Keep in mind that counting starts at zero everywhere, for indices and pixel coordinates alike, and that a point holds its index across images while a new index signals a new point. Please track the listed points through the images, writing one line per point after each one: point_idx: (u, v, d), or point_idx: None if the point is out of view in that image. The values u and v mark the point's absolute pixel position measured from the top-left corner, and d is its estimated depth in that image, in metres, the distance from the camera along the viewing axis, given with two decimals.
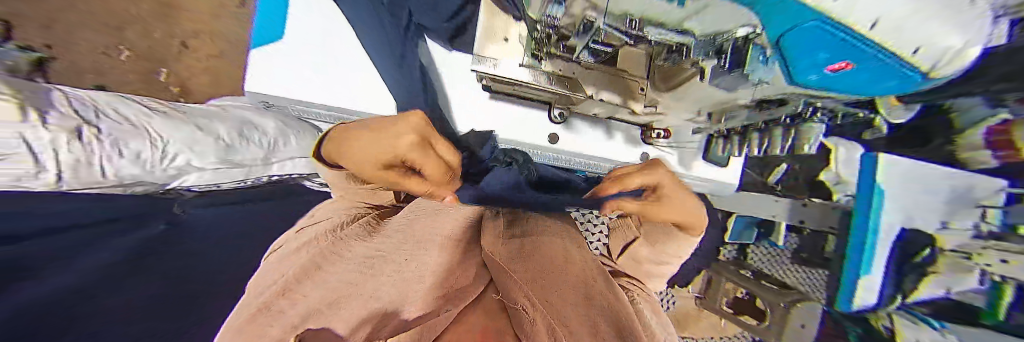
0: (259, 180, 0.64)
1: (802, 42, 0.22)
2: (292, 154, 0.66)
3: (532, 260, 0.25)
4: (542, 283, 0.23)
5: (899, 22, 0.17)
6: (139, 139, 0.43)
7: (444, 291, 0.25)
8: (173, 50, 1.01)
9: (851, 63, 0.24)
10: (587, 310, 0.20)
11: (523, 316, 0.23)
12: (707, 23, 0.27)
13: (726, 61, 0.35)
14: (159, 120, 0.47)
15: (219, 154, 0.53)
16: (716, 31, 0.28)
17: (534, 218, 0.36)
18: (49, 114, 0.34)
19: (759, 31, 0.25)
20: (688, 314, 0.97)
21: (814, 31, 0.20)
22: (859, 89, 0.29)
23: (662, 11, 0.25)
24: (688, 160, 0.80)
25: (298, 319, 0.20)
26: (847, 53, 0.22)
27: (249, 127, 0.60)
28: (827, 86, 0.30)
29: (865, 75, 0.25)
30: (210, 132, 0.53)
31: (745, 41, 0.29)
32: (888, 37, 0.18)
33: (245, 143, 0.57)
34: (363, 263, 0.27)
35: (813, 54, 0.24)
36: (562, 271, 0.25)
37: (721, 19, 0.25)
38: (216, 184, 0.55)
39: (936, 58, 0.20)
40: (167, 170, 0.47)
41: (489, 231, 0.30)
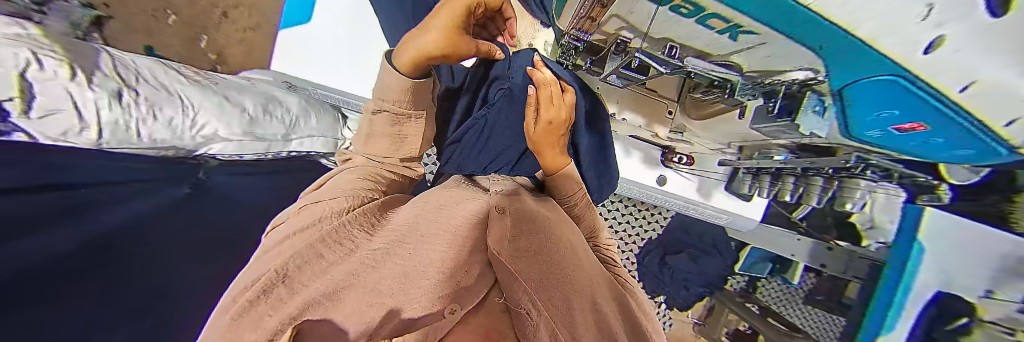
0: (279, 155, 0.67)
1: (872, 95, 0.23)
2: (310, 132, 0.70)
3: (541, 271, 0.31)
4: (551, 294, 0.29)
5: (999, 92, 0.16)
6: (172, 107, 0.46)
7: (447, 291, 0.24)
8: (214, 19, 1.05)
9: (925, 125, 0.23)
10: (593, 316, 0.29)
11: (527, 324, 0.24)
12: (758, 58, 0.28)
13: (777, 105, 0.37)
14: (191, 90, 0.51)
15: (243, 127, 0.55)
16: (766, 70, 0.30)
17: (543, 217, 0.39)
18: (94, 77, 0.37)
19: (820, 79, 0.26)
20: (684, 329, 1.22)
21: (889, 85, 0.20)
22: (929, 150, 0.27)
23: (704, 43, 0.28)
24: (709, 189, 0.75)
25: (298, 308, 0.18)
26: (923, 118, 0.22)
27: (274, 104, 0.64)
28: (887, 143, 0.29)
29: (939, 140, 0.24)
30: (237, 104, 0.56)
31: (802, 87, 0.31)
32: (979, 103, 0.18)
33: (267, 119, 0.60)
34: (367, 255, 0.27)
35: (874, 113, 0.25)
36: (567, 287, 0.31)
37: (780, 60, 0.26)
38: (240, 155, 0.57)
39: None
40: (196, 138, 0.49)
41: (495, 234, 0.31)
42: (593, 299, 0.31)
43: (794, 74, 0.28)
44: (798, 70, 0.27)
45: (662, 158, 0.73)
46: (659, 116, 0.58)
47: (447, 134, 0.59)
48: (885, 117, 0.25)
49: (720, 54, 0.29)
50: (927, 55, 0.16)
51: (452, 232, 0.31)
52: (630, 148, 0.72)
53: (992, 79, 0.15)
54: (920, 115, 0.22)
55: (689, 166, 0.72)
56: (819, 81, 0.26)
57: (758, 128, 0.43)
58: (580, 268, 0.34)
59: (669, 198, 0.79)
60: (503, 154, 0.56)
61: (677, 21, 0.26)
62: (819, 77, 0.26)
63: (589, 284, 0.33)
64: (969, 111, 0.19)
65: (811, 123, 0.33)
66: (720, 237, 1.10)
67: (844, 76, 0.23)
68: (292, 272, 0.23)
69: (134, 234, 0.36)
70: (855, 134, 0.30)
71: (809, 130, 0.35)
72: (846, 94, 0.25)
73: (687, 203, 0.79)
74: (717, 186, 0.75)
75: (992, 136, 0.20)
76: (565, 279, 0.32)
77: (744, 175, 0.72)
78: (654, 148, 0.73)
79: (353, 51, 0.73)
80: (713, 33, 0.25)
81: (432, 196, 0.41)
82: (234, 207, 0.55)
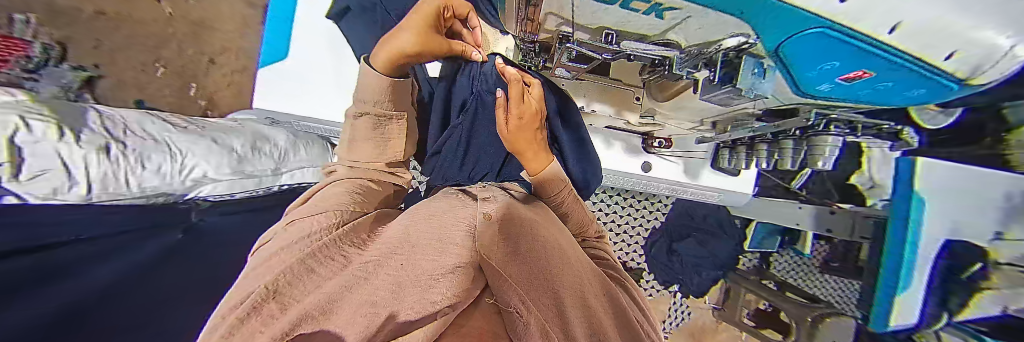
0: (271, 190, 0.67)
1: (808, 53, 0.24)
2: (300, 163, 0.71)
3: (533, 271, 0.30)
4: (542, 293, 0.27)
5: (925, 26, 0.17)
6: (160, 153, 0.48)
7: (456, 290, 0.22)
8: (201, 65, 1.08)
9: (871, 72, 0.23)
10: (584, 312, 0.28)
11: (517, 320, 0.22)
12: (690, 34, 0.29)
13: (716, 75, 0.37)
14: (177, 135, 0.52)
15: (230, 165, 0.56)
16: (705, 42, 0.31)
17: (533, 221, 0.39)
18: (81, 134, 0.39)
19: (753, 43, 0.27)
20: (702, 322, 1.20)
21: (815, 38, 0.21)
22: (884, 98, 0.28)
23: (644, 26, 0.29)
24: (695, 170, 0.75)
25: (288, 324, 0.17)
26: (864, 64, 0.22)
27: (262, 140, 0.65)
28: (842, 96, 0.30)
29: (889, 83, 0.25)
30: (223, 144, 0.57)
31: (738, 52, 0.31)
32: (913, 41, 0.18)
33: (255, 155, 0.61)
34: (356, 268, 0.27)
35: (818, 66, 0.25)
36: (556, 284, 0.30)
37: (710, 31, 0.27)
38: (230, 194, 0.58)
39: (969, 67, 0.19)
40: (185, 182, 0.50)
41: (486, 234, 0.30)
42: (584, 300, 0.31)
43: (728, 42, 0.28)
44: (731, 37, 0.27)
45: (643, 144, 0.74)
46: (626, 102, 0.59)
47: (428, 145, 0.59)
48: (829, 70, 0.25)
49: (656, 34, 0.31)
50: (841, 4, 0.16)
51: (440, 239, 0.30)
52: (611, 139, 0.73)
53: (915, 16, 0.16)
54: (859, 64, 0.22)
55: (670, 149, 0.73)
56: (751, 45, 0.27)
57: (710, 96, 0.43)
58: (569, 267, 0.34)
59: (658, 184, 0.79)
60: (483, 159, 0.56)
61: (602, 10, 0.27)
62: (751, 41, 0.26)
63: (579, 283, 0.33)
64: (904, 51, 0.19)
65: (750, 89, 0.33)
66: (722, 217, 1.09)
67: (774, 42, 0.23)
68: (281, 289, 0.23)
69: (83, 311, 0.35)
70: (810, 91, 0.31)
71: (752, 93, 0.35)
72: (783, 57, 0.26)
73: (676, 185, 0.79)
74: (704, 165, 0.76)
75: (930, 71, 0.21)
76: (555, 278, 0.31)
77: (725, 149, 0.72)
78: (635, 136, 0.74)
79: (334, 81, 0.76)
80: (640, 15, 0.26)
81: (424, 207, 0.41)
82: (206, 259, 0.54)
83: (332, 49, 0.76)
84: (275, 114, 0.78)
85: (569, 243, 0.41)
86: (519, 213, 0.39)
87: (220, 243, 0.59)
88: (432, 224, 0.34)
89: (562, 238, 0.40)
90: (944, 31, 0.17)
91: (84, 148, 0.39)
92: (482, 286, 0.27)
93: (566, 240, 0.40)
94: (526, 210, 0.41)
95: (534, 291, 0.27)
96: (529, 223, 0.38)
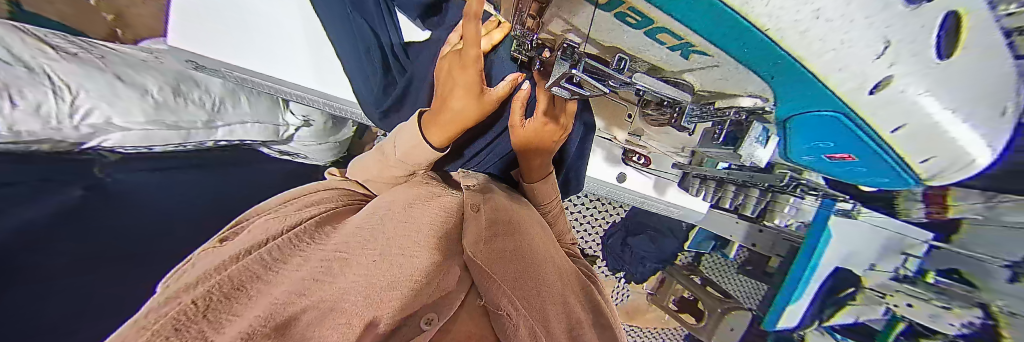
0: (203, 144, 0.59)
1: (806, 125, 0.25)
2: (242, 117, 0.61)
3: (517, 269, 0.31)
4: (524, 290, 0.30)
5: (924, 130, 0.19)
6: (37, 88, 0.35)
7: (413, 305, 0.24)
8: None
9: (854, 156, 0.27)
10: (565, 308, 0.33)
11: (506, 320, 0.26)
12: (709, 80, 0.27)
13: (724, 130, 0.39)
14: (66, 66, 0.39)
15: (148, 113, 0.46)
16: (718, 92, 0.29)
17: (521, 210, 0.44)
18: None
19: (768, 109, 0.27)
20: (636, 308, 1.40)
21: (828, 120, 0.22)
22: (853, 175, 0.32)
23: (659, 59, 0.26)
24: (663, 186, 0.78)
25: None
26: (852, 148, 0.25)
27: (188, 83, 0.55)
28: (822, 168, 0.34)
29: (862, 169, 0.29)
30: (135, 85, 0.46)
31: (751, 114, 0.31)
32: (906, 141, 0.21)
33: (181, 102, 0.51)
34: (317, 269, 0.24)
35: (813, 141, 0.28)
36: (541, 282, 0.33)
37: (729, 83, 0.26)
38: (146, 145, 0.50)
39: (937, 171, 0.24)
40: (79, 128, 0.40)
41: (472, 227, 0.33)
42: (564, 305, 0.33)
43: (743, 101, 0.28)
44: (748, 97, 0.27)
45: (622, 155, 0.74)
46: (618, 119, 0.57)
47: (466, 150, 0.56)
48: (822, 147, 0.28)
49: (673, 70, 0.28)
50: (872, 95, 0.17)
51: (421, 233, 0.31)
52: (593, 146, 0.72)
53: (922, 121, 0.18)
54: (844, 144, 0.25)
55: (647, 168, 0.73)
56: (765, 108, 0.27)
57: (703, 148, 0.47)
58: (550, 259, 0.39)
59: (630, 195, 0.80)
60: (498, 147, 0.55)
61: (624, 32, 0.24)
62: (766, 105, 0.27)
63: (557, 275, 0.37)
64: (891, 146, 0.22)
65: (750, 152, 0.37)
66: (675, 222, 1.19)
67: (789, 109, 0.24)
68: (216, 303, 0.18)
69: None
70: (792, 157, 0.35)
71: (749, 156, 0.38)
72: (788, 126, 0.28)
73: (644, 198, 0.81)
74: (670, 184, 0.79)
75: (905, 167, 0.25)
76: (540, 273, 0.34)
77: (693, 178, 0.74)
78: (617, 146, 0.73)
79: (251, 38, 0.56)
80: (665, 49, 0.24)
81: (401, 193, 0.38)
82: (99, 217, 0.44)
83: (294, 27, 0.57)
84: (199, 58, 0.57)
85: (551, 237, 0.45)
86: (495, 205, 0.40)
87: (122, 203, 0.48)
88: (410, 201, 0.36)
89: (543, 230, 0.44)
90: (928, 140, 0.20)
91: None
92: (470, 285, 0.31)
93: (549, 235, 0.44)
94: (514, 204, 0.45)
95: (516, 288, 0.29)
96: (520, 208, 0.45)
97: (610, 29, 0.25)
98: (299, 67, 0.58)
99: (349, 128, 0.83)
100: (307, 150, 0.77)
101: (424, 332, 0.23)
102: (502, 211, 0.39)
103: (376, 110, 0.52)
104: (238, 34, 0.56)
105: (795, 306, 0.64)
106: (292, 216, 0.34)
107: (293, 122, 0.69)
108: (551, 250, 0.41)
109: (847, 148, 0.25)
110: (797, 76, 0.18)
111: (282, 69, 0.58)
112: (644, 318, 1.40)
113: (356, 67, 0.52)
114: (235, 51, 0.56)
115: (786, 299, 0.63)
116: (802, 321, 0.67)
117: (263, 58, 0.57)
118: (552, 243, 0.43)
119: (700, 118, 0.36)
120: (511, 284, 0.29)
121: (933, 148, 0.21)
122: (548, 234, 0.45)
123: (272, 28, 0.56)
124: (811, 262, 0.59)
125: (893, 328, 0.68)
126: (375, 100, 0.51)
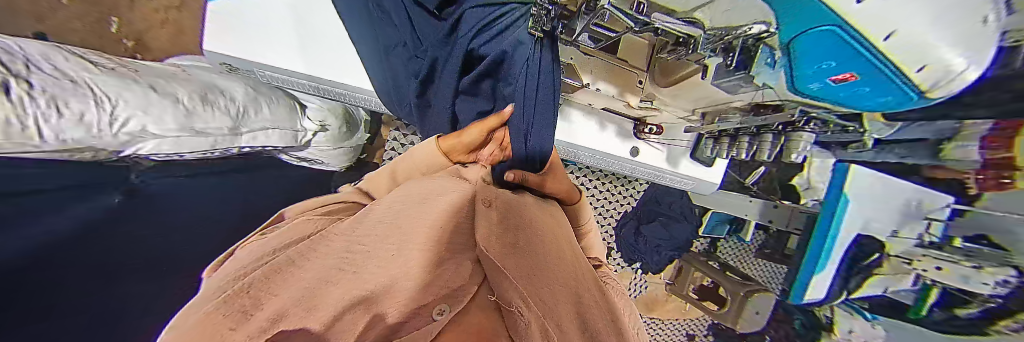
0: (228, 151, 0.61)
1: (809, 44, 0.27)
2: (263, 123, 0.63)
3: (527, 265, 0.31)
4: (539, 287, 0.29)
5: (909, 37, 0.20)
6: (81, 99, 0.36)
7: (440, 292, 0.26)
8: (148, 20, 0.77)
9: (855, 75, 0.27)
10: (577, 308, 0.30)
11: (518, 319, 0.25)
12: (718, 16, 0.32)
13: (733, 59, 0.38)
14: (105, 79, 0.40)
15: (178, 121, 0.48)
16: (728, 27, 0.32)
17: (529, 206, 0.44)
18: (39, 79, 0.33)
19: (772, 32, 0.29)
20: (657, 302, 1.37)
21: (826, 37, 0.24)
22: (859, 101, 0.33)
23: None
24: (677, 157, 0.77)
25: None
26: (853, 66, 0.26)
27: (214, 92, 0.57)
28: (827, 96, 0.34)
29: (865, 88, 0.29)
30: (166, 94, 0.48)
31: (756, 41, 0.33)
32: (895, 50, 0.22)
33: (207, 109, 0.53)
34: (342, 259, 0.26)
35: (817, 64, 0.29)
36: (553, 279, 0.32)
37: (735, 14, 0.30)
38: (178, 153, 0.51)
39: (931, 81, 0.24)
40: (118, 136, 0.41)
41: (483, 225, 0.31)
42: (577, 297, 0.32)
43: (750, 29, 0.30)
44: (755, 24, 0.29)
45: (634, 130, 0.74)
46: (631, 85, 0.58)
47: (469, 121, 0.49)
48: (825, 69, 0.29)
49: (684, 10, 0.33)
50: (859, 5, 0.20)
51: (430, 215, 0.31)
52: (605, 122, 0.73)
53: (904, 27, 0.19)
54: (851, 64, 0.26)
55: (658, 136, 0.74)
56: (770, 33, 0.29)
57: (720, 83, 0.44)
58: (566, 258, 0.38)
59: (642, 168, 0.81)
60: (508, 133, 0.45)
61: None
62: (771, 30, 0.29)
63: (572, 273, 0.35)
64: (893, 62, 0.23)
65: (762, 74, 0.37)
66: (687, 206, 1.19)
67: (792, 24, 0.26)
68: None
69: (60, 249, 0.32)
70: (800, 88, 0.35)
71: (762, 79, 0.38)
72: (791, 47, 0.29)
73: (657, 171, 0.81)
74: (684, 153, 0.78)
75: (906, 81, 0.25)
76: (550, 269, 0.33)
77: (707, 140, 0.74)
78: (628, 121, 0.74)
79: (278, 37, 0.60)
80: None
81: (419, 185, 0.39)
82: (153, 215, 0.46)
83: (318, 25, 0.61)
84: (240, 61, 0.62)
85: (561, 233, 0.45)
86: (506, 203, 0.39)
87: (169, 206, 0.50)
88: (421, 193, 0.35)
89: (557, 227, 0.46)
90: (924, 52, 0.21)
91: (38, 105, 0.31)
92: (481, 279, 0.31)
93: (564, 237, 0.44)
94: (524, 199, 0.45)
95: (530, 283, 0.29)
96: (526, 202, 0.44)
97: None
98: (328, 60, 0.62)
99: (360, 133, 0.88)
100: (321, 154, 0.80)
101: (436, 321, 0.24)
102: (505, 201, 0.39)
103: (412, 102, 0.54)
104: (269, 34, 0.60)
105: (820, 275, 0.66)
106: (292, 230, 0.32)
107: (311, 127, 0.73)
108: (560, 247, 0.40)
109: (847, 62, 0.26)
110: None
111: (309, 64, 0.61)
112: (666, 310, 1.37)
113: (380, 68, 0.54)
114: (274, 49, 0.60)
115: (809, 271, 0.66)
116: (830, 287, 0.69)
117: (293, 57, 0.61)
118: (562, 241, 0.43)
119: (711, 50, 0.38)
120: (522, 277, 0.28)
121: (919, 52, 0.21)
122: (566, 236, 0.44)
123: (299, 29, 0.60)
124: (834, 224, 0.62)
125: (925, 299, 0.75)
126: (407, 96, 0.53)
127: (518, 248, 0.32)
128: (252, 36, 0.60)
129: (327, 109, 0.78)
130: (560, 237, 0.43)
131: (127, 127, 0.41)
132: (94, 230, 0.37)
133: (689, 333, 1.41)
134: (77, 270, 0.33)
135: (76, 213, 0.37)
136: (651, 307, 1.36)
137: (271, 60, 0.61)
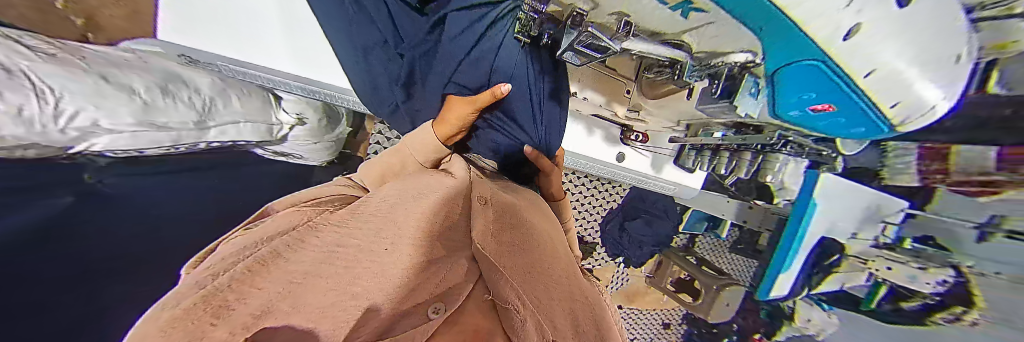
0: (196, 146, 0.58)
1: (792, 78, 0.28)
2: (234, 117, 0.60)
3: (527, 262, 0.31)
4: (534, 285, 0.28)
5: (890, 71, 0.22)
6: (23, 92, 0.33)
7: (435, 291, 0.24)
8: None
9: (833, 107, 0.29)
10: (571, 305, 0.30)
11: (514, 317, 0.23)
12: (704, 41, 0.32)
13: (719, 86, 0.41)
14: (48, 68, 0.37)
15: (136, 115, 0.44)
16: (713, 51, 0.33)
17: (524, 207, 0.45)
18: None
19: (757, 62, 0.31)
20: (637, 294, 1.44)
21: (811, 71, 0.24)
22: (832, 130, 0.34)
23: (660, 21, 0.30)
24: (661, 163, 0.79)
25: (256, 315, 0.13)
26: (831, 99, 0.27)
27: (176, 83, 0.53)
28: (805, 123, 0.35)
29: (840, 119, 0.30)
30: (121, 85, 0.44)
31: (741, 68, 0.35)
32: (874, 83, 0.23)
33: (170, 102, 0.50)
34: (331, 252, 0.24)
35: (797, 94, 0.29)
36: (548, 278, 0.31)
37: (722, 41, 0.30)
38: (137, 149, 0.48)
39: (905, 113, 0.26)
40: (66, 132, 0.38)
41: (480, 225, 0.31)
42: (571, 299, 0.32)
43: (737, 57, 0.32)
44: (741, 52, 0.30)
45: (621, 136, 0.75)
46: (618, 95, 0.59)
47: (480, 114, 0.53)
48: (805, 100, 0.30)
49: (672, 33, 0.32)
50: (845, 41, 0.20)
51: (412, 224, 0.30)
52: (593, 127, 0.73)
53: (885, 62, 0.21)
54: (830, 98, 0.27)
55: (644, 145, 0.75)
56: (756, 62, 0.31)
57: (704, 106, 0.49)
58: (559, 256, 0.39)
59: (627, 173, 0.83)
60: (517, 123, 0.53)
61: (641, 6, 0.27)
62: (756, 59, 0.30)
63: (566, 272, 0.36)
64: (869, 97, 0.25)
65: (743, 104, 0.40)
66: (670, 204, 1.23)
67: (779, 60, 0.26)
68: None
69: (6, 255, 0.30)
70: (781, 114, 0.36)
71: (743, 110, 0.41)
72: (774, 79, 0.30)
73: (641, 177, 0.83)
74: (667, 160, 0.79)
75: (879, 115, 0.27)
76: (546, 267, 0.34)
77: (690, 150, 0.76)
78: (614, 126, 0.74)
79: (246, 29, 0.56)
80: (668, 10, 0.27)
81: (409, 183, 0.39)
82: (115, 216, 0.45)
83: (289, 17, 0.57)
84: (196, 52, 0.57)
85: (553, 233, 0.46)
86: (503, 204, 0.40)
87: (133, 206, 0.48)
88: (403, 202, 0.34)
89: (550, 227, 0.47)
90: (895, 79, 0.22)
91: None
92: (476, 277, 0.29)
93: (557, 235, 0.46)
94: (521, 200, 0.47)
95: (526, 280, 0.28)
96: (522, 204, 0.46)
97: (649, 13, 0.29)
98: (302, 56, 0.59)
99: (343, 127, 0.85)
100: (302, 149, 0.77)
101: (430, 321, 0.20)
102: (504, 201, 0.41)
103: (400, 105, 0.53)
104: (236, 25, 0.56)
105: (784, 275, 0.71)
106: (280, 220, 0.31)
107: (287, 120, 0.70)
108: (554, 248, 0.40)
109: (825, 97, 0.27)
110: (772, 29, 0.23)
111: (282, 60, 0.58)
112: (645, 301, 1.45)
113: (357, 69, 0.51)
114: (242, 42, 0.56)
115: (775, 271, 0.71)
116: (791, 286, 0.75)
117: (262, 51, 0.57)
118: (554, 239, 0.44)
119: (699, 76, 0.40)
120: (518, 275, 0.27)
121: (893, 84, 0.23)
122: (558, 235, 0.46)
123: (269, 20, 0.56)
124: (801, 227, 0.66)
125: (875, 293, 0.80)
126: (388, 97, 0.52)
127: (518, 246, 0.33)
128: (217, 25, 0.55)
129: (307, 102, 0.75)
130: (554, 237, 0.45)
131: (77, 123, 0.38)
132: (42, 233, 0.35)
133: (665, 321, 1.50)
134: (37, 275, 0.32)
135: (22, 215, 0.34)
136: (631, 298, 1.44)
137: (239, 52, 0.57)
